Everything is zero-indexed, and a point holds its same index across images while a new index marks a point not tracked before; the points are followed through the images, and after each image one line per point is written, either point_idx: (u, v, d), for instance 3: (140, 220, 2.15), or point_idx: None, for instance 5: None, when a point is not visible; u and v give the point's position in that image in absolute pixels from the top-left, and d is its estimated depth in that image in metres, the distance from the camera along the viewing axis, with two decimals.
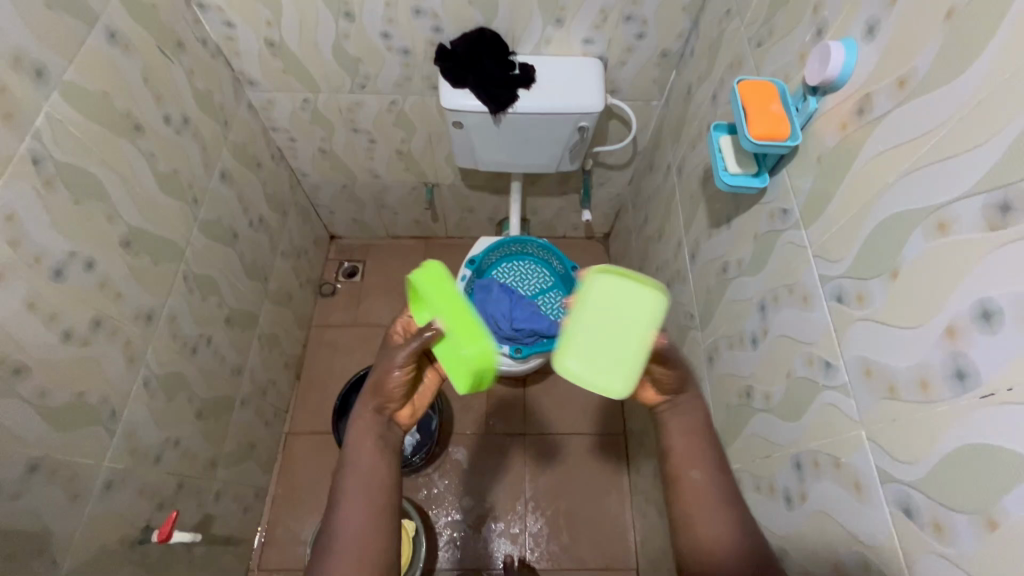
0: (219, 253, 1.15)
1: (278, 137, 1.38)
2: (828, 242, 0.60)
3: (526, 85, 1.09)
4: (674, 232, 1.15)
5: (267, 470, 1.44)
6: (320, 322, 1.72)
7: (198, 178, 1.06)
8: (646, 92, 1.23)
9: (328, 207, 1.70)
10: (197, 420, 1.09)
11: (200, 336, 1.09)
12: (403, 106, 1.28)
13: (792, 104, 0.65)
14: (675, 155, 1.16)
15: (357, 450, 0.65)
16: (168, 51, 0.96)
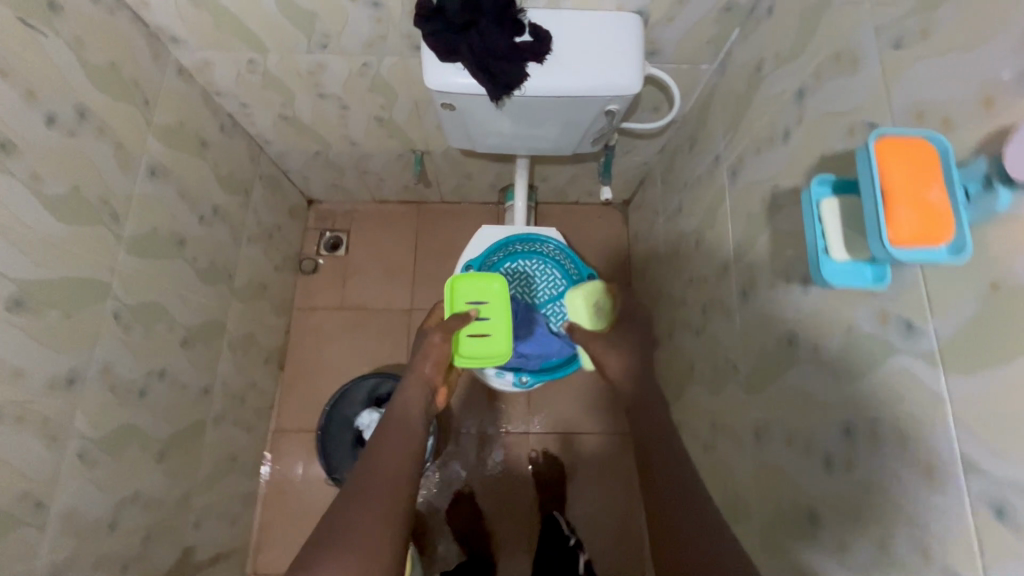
0: (161, 270, 0.94)
1: (225, 103, 1.10)
2: (987, 417, 0.41)
3: (538, 58, 0.81)
4: (718, 249, 0.92)
5: (255, 473, 1.35)
6: (302, 304, 1.54)
7: (115, 186, 0.82)
8: (696, 55, 0.93)
9: (300, 173, 1.44)
10: (159, 463, 0.96)
11: (149, 373, 0.92)
12: (378, 69, 0.99)
13: (959, 183, 0.41)
14: (728, 148, 0.90)
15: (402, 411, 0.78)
16: (37, 21, 0.68)
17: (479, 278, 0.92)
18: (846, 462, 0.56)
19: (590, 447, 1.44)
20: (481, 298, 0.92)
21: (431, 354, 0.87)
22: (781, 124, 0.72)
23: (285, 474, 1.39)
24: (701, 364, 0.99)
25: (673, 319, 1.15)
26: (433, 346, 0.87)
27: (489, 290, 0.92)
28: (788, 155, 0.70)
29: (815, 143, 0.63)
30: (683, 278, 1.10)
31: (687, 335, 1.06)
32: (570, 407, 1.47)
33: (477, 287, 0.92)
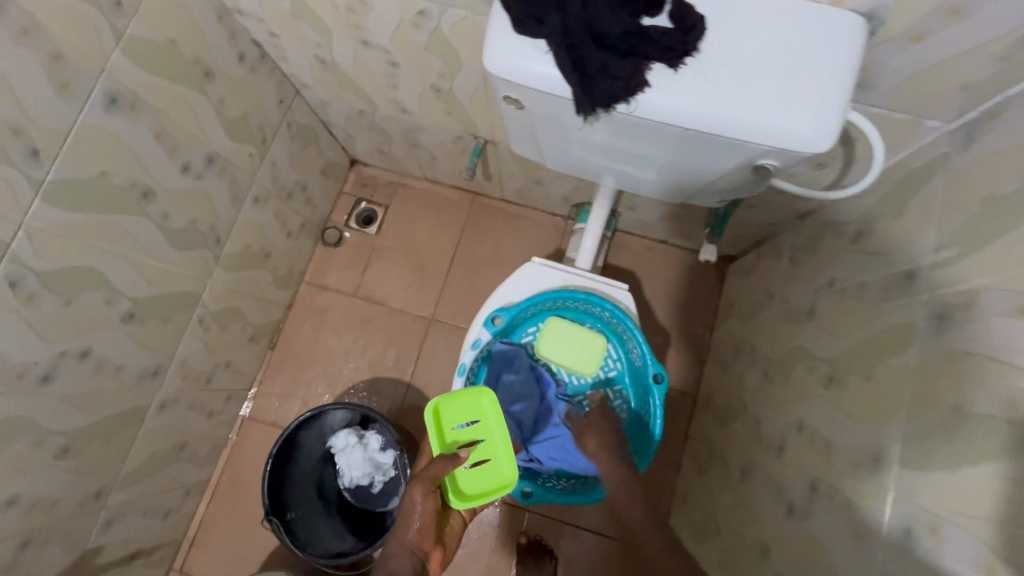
0: (108, 227, 0.73)
1: (250, 26, 0.85)
2: None
3: (670, 61, 0.49)
4: (871, 418, 0.58)
5: (209, 460, 1.17)
6: (314, 279, 1.32)
7: (42, 110, 0.60)
8: (929, 102, 0.57)
9: (343, 129, 1.19)
10: (59, 459, 0.77)
11: (60, 353, 0.72)
12: (438, 23, 0.70)
13: None
14: (941, 271, 0.54)
15: None
16: None
17: (462, 395, 0.76)
18: None
19: (594, 554, 1.16)
20: (469, 420, 0.75)
21: (417, 516, 0.70)
22: None
23: (243, 467, 1.21)
24: (785, 563, 0.66)
25: (756, 458, 0.82)
26: (415, 505, 0.71)
27: (478, 408, 0.76)
28: None
29: None
30: (789, 416, 0.76)
31: (772, 502, 0.74)
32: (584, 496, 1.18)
33: (462, 409, 0.75)
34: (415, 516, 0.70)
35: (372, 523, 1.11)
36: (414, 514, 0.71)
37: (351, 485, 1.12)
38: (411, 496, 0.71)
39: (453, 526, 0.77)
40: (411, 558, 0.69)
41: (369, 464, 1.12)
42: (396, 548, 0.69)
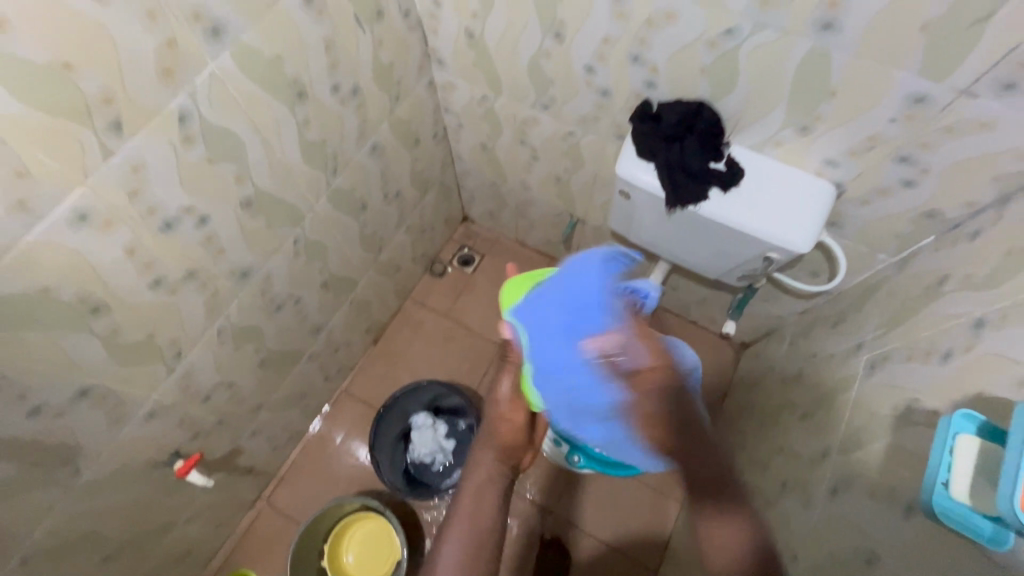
0: (340, 223, 1.12)
1: (447, 118, 1.29)
2: None
3: (723, 186, 0.87)
4: (826, 432, 0.87)
5: (311, 416, 1.48)
6: (417, 297, 1.68)
7: (347, 149, 1.01)
8: (878, 242, 0.92)
9: (470, 193, 1.61)
10: (258, 368, 1.11)
11: (290, 295, 1.08)
12: (579, 140, 1.11)
13: None
14: (876, 342, 0.86)
15: (479, 490, 0.76)
16: (364, 21, 0.89)
17: None
18: None
19: (604, 561, 1.35)
20: None
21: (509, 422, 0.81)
22: (944, 345, 0.69)
23: (333, 429, 1.51)
24: None
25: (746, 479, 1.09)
26: (499, 431, 0.81)
27: None
28: (940, 376, 0.67)
29: (977, 378, 0.60)
30: (775, 445, 1.04)
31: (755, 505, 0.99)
32: (601, 510, 1.40)
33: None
34: (496, 441, 0.80)
35: (428, 493, 1.37)
36: (497, 439, 0.81)
37: (418, 460, 1.41)
38: (496, 423, 0.82)
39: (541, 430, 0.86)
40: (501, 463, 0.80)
41: (437, 445, 1.41)
42: (484, 456, 0.80)
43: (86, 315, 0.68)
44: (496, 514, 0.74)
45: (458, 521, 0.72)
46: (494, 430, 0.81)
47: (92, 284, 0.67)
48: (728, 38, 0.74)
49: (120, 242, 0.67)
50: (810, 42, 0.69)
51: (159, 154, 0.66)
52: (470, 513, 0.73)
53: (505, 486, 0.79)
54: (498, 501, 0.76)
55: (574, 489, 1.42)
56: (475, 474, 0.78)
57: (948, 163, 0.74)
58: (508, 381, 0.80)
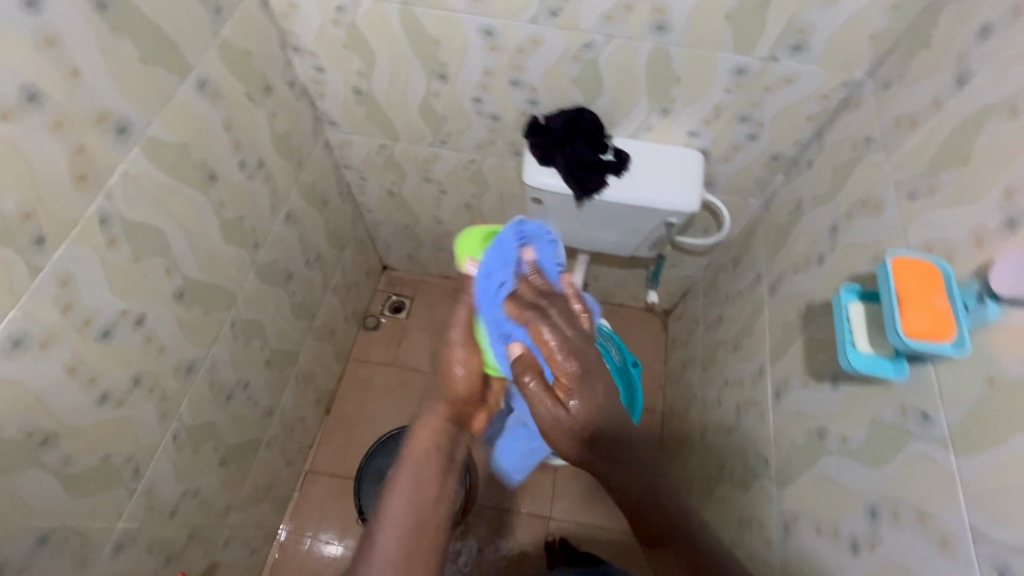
0: (270, 297, 1.11)
1: (348, 174, 1.33)
2: (990, 498, 0.48)
3: (617, 173, 1.01)
4: (756, 353, 1.02)
5: (280, 508, 1.39)
6: (358, 356, 1.66)
7: (263, 222, 1.02)
8: (745, 190, 1.11)
9: (385, 242, 1.63)
10: (219, 467, 1.05)
11: (237, 381, 1.04)
12: (480, 166, 1.21)
13: (959, 298, 0.53)
14: (770, 268, 1.03)
15: (423, 438, 0.71)
16: (256, 97, 0.92)
17: None
18: (870, 543, 0.62)
19: (581, 536, 1.41)
20: None
21: (459, 366, 0.77)
22: (816, 251, 0.86)
23: (309, 513, 1.44)
24: (732, 463, 1.04)
25: (706, 420, 1.22)
26: (453, 384, 0.77)
27: None
28: (822, 274, 0.83)
29: (847, 265, 0.76)
30: (718, 381, 1.18)
31: (720, 436, 1.12)
32: (594, 497, 1.46)
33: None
34: (446, 397, 0.77)
35: None
36: (448, 393, 0.77)
37: None
38: (448, 376, 0.78)
39: (496, 390, 0.81)
40: (451, 420, 0.75)
41: None
42: (433, 411, 0.76)
43: (36, 449, 0.63)
44: (442, 487, 0.67)
45: (404, 473, 0.66)
46: (448, 383, 0.78)
47: (38, 413, 0.62)
48: (588, 51, 0.88)
49: (60, 361, 0.64)
50: (651, 42, 0.84)
51: (86, 262, 0.64)
52: (424, 467, 0.68)
53: (453, 448, 0.73)
54: (444, 468, 0.69)
55: (535, 481, 1.47)
56: (424, 421, 0.74)
57: (774, 114, 0.93)
58: (470, 312, 0.77)
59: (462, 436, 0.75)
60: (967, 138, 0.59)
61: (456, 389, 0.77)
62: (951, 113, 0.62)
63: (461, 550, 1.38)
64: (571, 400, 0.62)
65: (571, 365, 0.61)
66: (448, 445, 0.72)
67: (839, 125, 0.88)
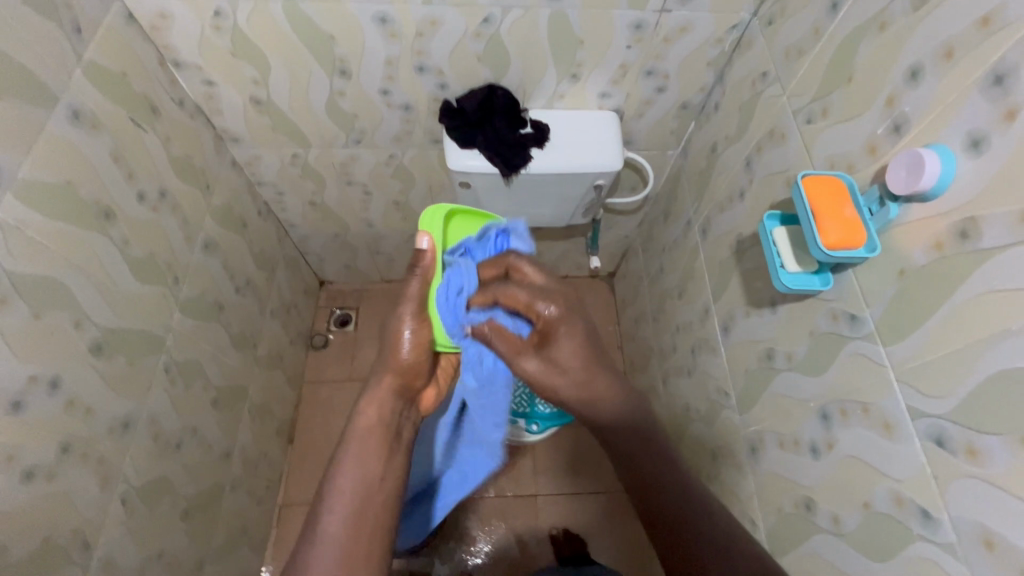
0: (203, 332, 1.03)
1: (264, 191, 1.26)
2: (917, 377, 0.53)
3: (539, 145, 1.02)
4: (699, 295, 1.07)
5: (260, 550, 1.33)
6: (312, 378, 1.60)
7: (179, 255, 0.95)
8: (663, 142, 1.15)
9: (318, 256, 1.57)
10: (183, 522, 0.98)
11: (185, 428, 0.97)
12: (402, 160, 1.17)
13: (864, 205, 0.57)
14: (697, 212, 1.08)
15: (370, 413, 0.68)
16: (143, 121, 0.85)
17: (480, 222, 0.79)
18: (827, 444, 0.67)
19: (568, 505, 1.44)
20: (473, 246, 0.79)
21: (407, 334, 0.72)
22: (737, 187, 0.91)
23: (291, 549, 1.38)
24: (695, 402, 1.09)
25: (664, 368, 1.27)
26: (397, 358, 0.72)
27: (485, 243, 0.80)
28: (746, 208, 0.88)
29: (767, 196, 0.81)
30: (670, 328, 1.23)
31: (680, 380, 1.17)
32: (575, 466, 1.48)
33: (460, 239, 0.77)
34: (393, 369, 0.71)
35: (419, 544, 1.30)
36: (393, 363, 0.72)
37: None
38: (393, 348, 0.72)
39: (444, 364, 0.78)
40: (398, 394, 0.71)
41: None
42: (380, 382, 0.71)
43: None
44: (388, 467, 0.64)
45: (351, 452, 0.63)
46: (393, 356, 0.72)
47: None
48: (487, 26, 0.87)
49: None
50: (548, 9, 0.84)
51: None
52: (374, 445, 0.65)
53: (398, 424, 0.70)
54: (390, 447, 0.66)
55: (516, 463, 1.48)
56: (372, 393, 0.69)
57: (677, 64, 0.96)
58: (421, 284, 0.70)
59: (406, 412, 0.72)
60: (847, 57, 0.64)
61: (402, 361, 0.72)
62: (829, 38, 0.67)
63: (454, 547, 1.38)
64: (563, 339, 0.70)
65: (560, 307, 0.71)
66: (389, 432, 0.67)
67: (736, 65, 0.93)
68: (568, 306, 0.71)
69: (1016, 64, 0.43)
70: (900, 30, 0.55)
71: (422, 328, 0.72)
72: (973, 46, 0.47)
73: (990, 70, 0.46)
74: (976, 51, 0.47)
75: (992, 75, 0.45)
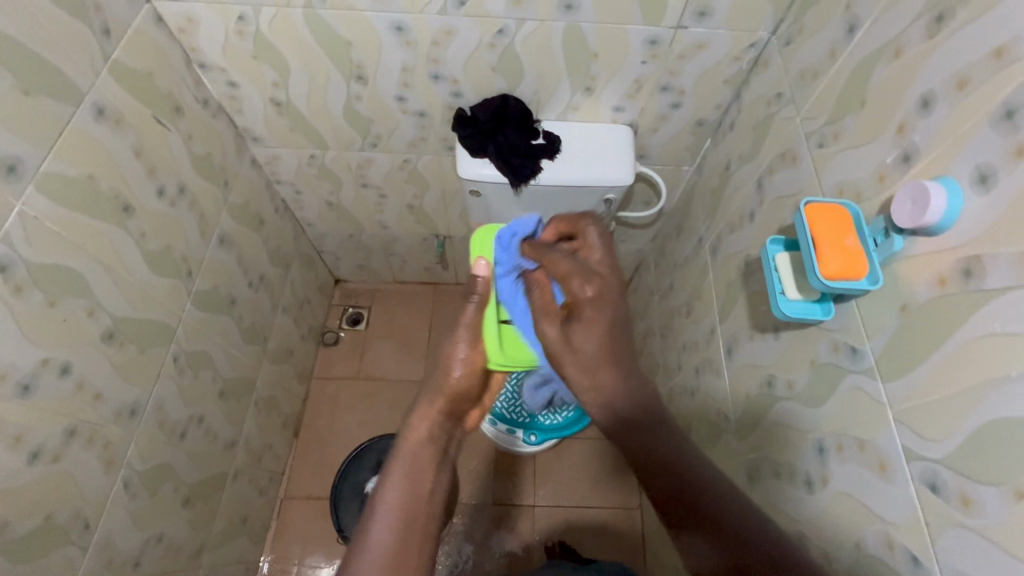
0: (214, 324, 1.06)
1: (282, 190, 1.29)
2: (916, 418, 0.51)
3: (550, 156, 1.01)
4: (706, 315, 1.05)
5: (259, 540, 1.36)
6: (321, 373, 1.63)
7: (194, 249, 0.98)
8: (678, 158, 1.14)
9: (333, 254, 1.59)
10: (184, 508, 1.01)
11: (190, 417, 1.00)
12: (416, 165, 1.19)
13: (869, 235, 0.56)
14: (709, 230, 1.06)
15: (415, 425, 0.67)
16: (166, 119, 0.88)
17: None
18: (822, 478, 0.65)
19: (567, 518, 1.42)
20: None
21: (461, 350, 0.71)
22: (747, 208, 0.89)
23: (289, 541, 1.40)
24: (697, 424, 1.07)
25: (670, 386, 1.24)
26: (449, 381, 0.70)
27: None
28: (755, 230, 0.86)
29: (776, 219, 0.79)
30: (677, 346, 1.21)
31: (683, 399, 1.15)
32: (575, 478, 1.47)
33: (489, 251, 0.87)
34: (445, 393, 0.69)
35: None
36: (445, 385, 0.70)
37: None
38: (444, 370, 0.70)
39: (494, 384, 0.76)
40: (447, 412, 0.69)
41: None
42: (433, 398, 0.69)
43: None
44: (435, 479, 0.64)
45: (398, 462, 0.63)
46: (444, 379, 0.70)
47: None
48: (502, 38, 0.87)
49: None
50: (562, 22, 0.85)
51: None
52: (423, 460, 0.64)
53: (449, 441, 0.68)
54: (438, 460, 0.65)
55: (516, 472, 1.47)
56: (417, 407, 0.68)
57: (693, 80, 0.95)
58: (478, 308, 0.73)
59: (457, 429, 0.70)
60: (861, 82, 0.62)
61: (456, 385, 0.69)
62: (845, 61, 0.65)
63: (448, 551, 1.38)
64: (591, 324, 0.66)
65: (587, 311, 0.67)
66: (439, 449, 0.66)
67: (753, 84, 0.91)
68: (602, 291, 0.68)
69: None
70: (914, 57, 0.54)
71: (477, 352, 0.72)
72: (986, 78, 0.46)
73: (1001, 103, 0.44)
74: (988, 82, 0.45)
75: (1002, 108, 0.44)
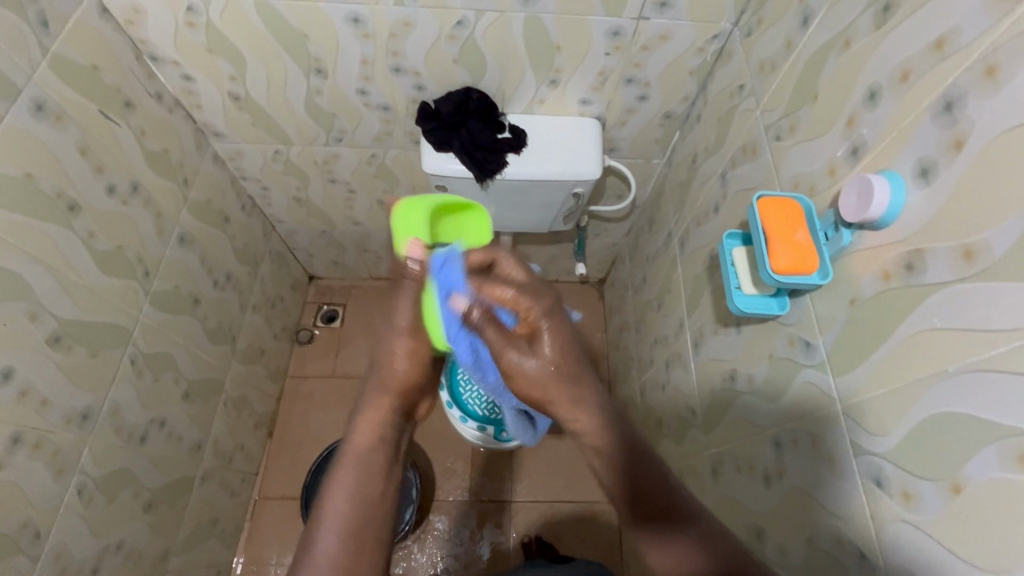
0: (176, 325, 1.04)
1: (248, 186, 1.26)
2: (863, 412, 0.51)
3: (515, 150, 1.00)
4: (675, 308, 1.05)
5: (231, 541, 1.34)
6: (296, 372, 1.60)
7: (150, 248, 0.95)
8: (648, 151, 1.13)
9: (306, 251, 1.57)
10: (146, 513, 0.99)
11: (151, 421, 0.98)
12: (384, 159, 1.17)
13: (820, 229, 0.55)
14: (678, 223, 1.06)
15: (361, 425, 0.68)
16: (115, 114, 0.85)
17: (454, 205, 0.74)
18: (778, 472, 0.64)
19: (544, 513, 1.42)
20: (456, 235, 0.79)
21: (399, 347, 0.74)
22: (712, 201, 0.88)
23: (263, 542, 1.39)
24: (667, 417, 1.07)
25: (643, 379, 1.24)
26: (392, 374, 0.73)
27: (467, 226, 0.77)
28: (719, 223, 0.85)
29: (739, 212, 0.78)
30: (649, 340, 1.21)
31: (655, 392, 1.15)
32: (552, 473, 1.47)
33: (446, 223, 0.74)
34: (389, 388, 0.72)
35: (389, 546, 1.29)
36: (389, 381, 0.73)
37: None
38: (387, 368, 0.74)
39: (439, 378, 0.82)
40: (395, 410, 0.71)
41: None
42: (377, 397, 0.72)
43: None
44: (386, 482, 0.64)
45: (346, 466, 0.63)
46: (390, 373, 0.73)
47: None
48: (462, 29, 0.85)
49: None
50: (522, 13, 0.83)
51: None
52: (371, 461, 0.65)
53: (398, 439, 0.70)
54: (388, 462, 0.66)
55: (494, 468, 1.47)
56: (364, 408, 0.70)
57: (659, 72, 0.94)
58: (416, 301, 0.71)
59: (405, 426, 0.72)
60: (814, 74, 0.61)
61: (398, 378, 0.73)
62: (799, 53, 0.64)
63: (424, 549, 1.37)
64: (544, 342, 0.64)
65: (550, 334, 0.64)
66: (390, 448, 0.67)
67: (718, 76, 0.90)
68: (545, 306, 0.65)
69: (965, 90, 0.41)
70: (863, 48, 0.53)
71: (418, 340, 0.74)
72: (927, 69, 0.45)
73: (942, 95, 0.43)
74: (930, 73, 0.45)
75: (943, 100, 0.43)
